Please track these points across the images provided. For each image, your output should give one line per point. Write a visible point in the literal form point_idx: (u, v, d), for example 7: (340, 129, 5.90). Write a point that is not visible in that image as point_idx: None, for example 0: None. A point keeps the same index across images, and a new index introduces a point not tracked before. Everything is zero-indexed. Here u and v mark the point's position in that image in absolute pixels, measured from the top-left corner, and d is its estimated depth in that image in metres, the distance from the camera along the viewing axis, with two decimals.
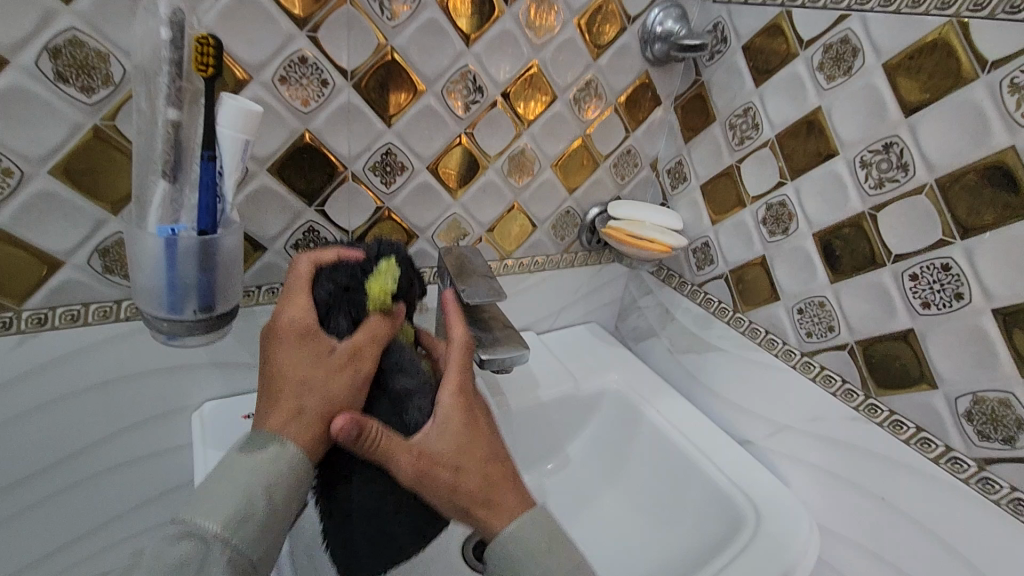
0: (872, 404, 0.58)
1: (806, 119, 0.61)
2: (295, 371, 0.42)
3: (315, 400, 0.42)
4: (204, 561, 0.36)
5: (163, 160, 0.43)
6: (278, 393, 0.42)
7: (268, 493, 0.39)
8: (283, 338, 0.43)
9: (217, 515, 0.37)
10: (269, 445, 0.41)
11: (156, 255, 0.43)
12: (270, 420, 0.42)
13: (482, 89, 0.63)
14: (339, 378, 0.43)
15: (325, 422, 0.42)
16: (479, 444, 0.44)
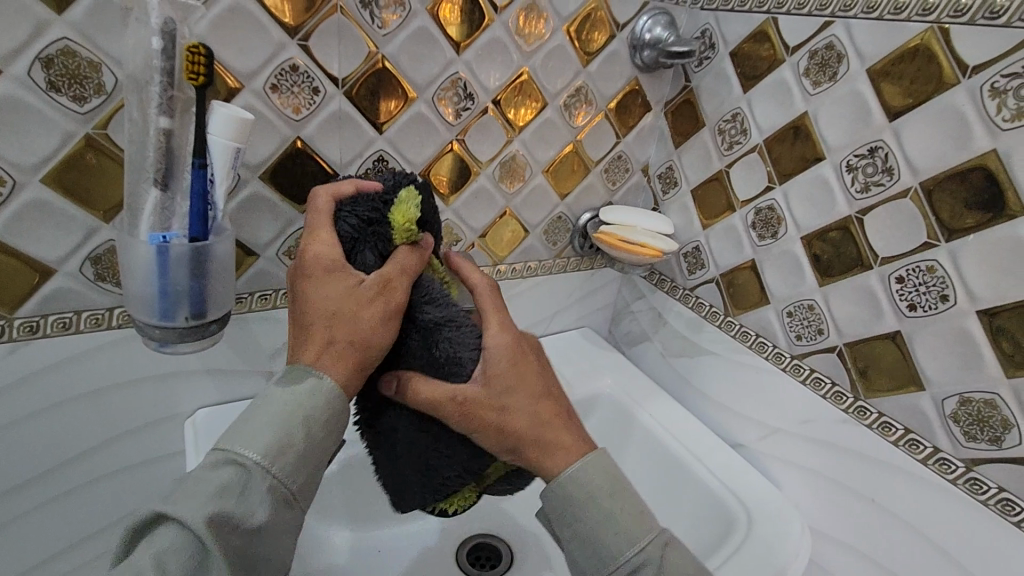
0: (861, 406, 0.59)
1: (793, 124, 0.62)
2: (324, 304, 0.42)
3: (347, 329, 0.42)
4: (245, 489, 0.37)
5: (155, 169, 0.43)
6: (309, 326, 0.42)
7: (306, 425, 0.39)
8: (311, 272, 0.43)
9: (256, 445, 0.38)
10: (308, 377, 0.41)
11: (147, 263, 0.43)
12: (305, 354, 0.42)
13: (473, 96, 0.64)
14: (370, 307, 0.42)
15: (358, 352, 0.42)
16: (525, 384, 0.46)
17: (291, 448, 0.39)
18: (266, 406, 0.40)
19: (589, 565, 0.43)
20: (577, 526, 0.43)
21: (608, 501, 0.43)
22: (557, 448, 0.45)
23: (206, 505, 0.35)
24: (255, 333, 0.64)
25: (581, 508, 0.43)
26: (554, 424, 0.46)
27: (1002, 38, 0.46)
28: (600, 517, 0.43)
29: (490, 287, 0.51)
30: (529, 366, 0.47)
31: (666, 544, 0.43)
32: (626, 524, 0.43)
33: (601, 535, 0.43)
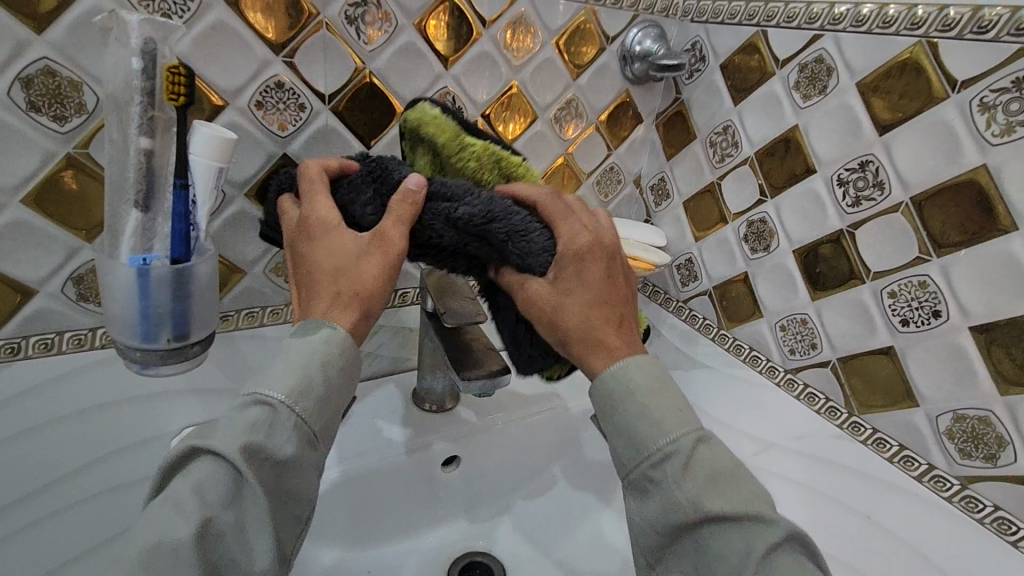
0: (855, 421, 0.58)
1: (784, 137, 0.61)
2: (328, 260, 0.43)
3: (352, 280, 0.43)
4: (273, 425, 0.39)
5: (135, 190, 0.43)
6: (315, 282, 0.43)
7: (323, 363, 0.41)
8: (311, 234, 0.44)
9: (280, 387, 0.40)
10: (320, 330, 0.42)
11: (129, 285, 0.43)
12: (315, 308, 0.43)
13: (462, 110, 0.64)
14: (368, 261, 0.43)
15: (364, 303, 0.43)
16: (589, 288, 0.44)
17: (309, 390, 0.40)
18: (287, 348, 0.42)
19: (627, 459, 0.41)
20: (616, 414, 0.42)
21: (649, 394, 0.42)
22: (611, 348, 0.44)
23: (237, 438, 0.37)
24: (242, 352, 0.63)
25: (621, 400, 0.42)
26: (610, 326, 0.44)
27: (991, 53, 0.46)
28: (638, 408, 0.41)
29: (552, 195, 0.48)
30: (593, 267, 0.45)
31: (700, 442, 0.40)
32: (664, 415, 0.41)
33: (637, 424, 0.41)
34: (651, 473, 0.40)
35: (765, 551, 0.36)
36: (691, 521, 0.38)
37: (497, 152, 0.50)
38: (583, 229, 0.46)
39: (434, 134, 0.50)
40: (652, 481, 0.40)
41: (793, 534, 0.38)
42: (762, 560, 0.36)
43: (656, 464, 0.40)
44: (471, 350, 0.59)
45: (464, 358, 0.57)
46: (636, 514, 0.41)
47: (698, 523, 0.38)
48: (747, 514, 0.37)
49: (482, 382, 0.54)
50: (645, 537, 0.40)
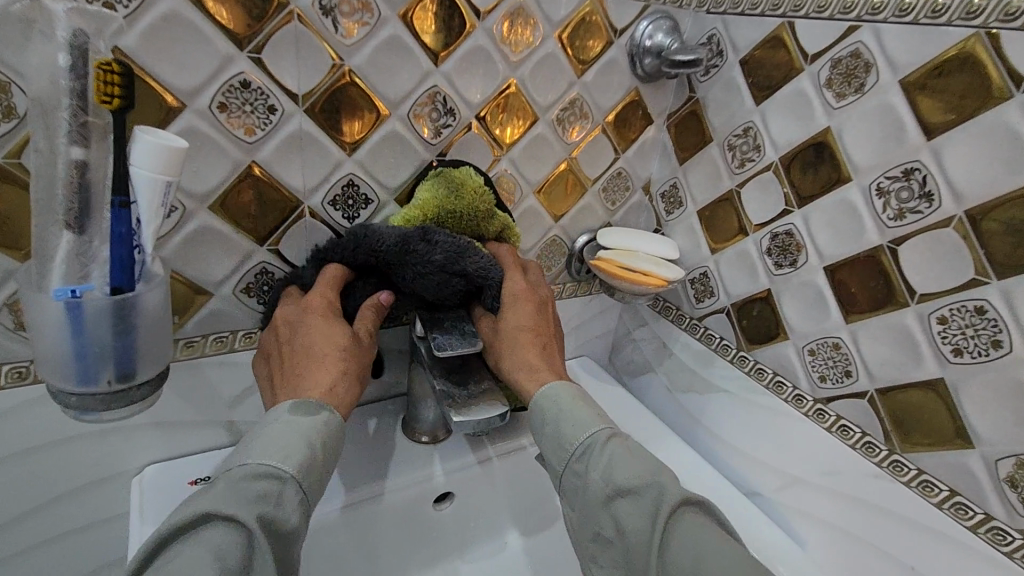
0: (896, 461, 0.52)
1: (814, 141, 0.55)
2: (339, 337, 0.46)
3: (354, 365, 0.46)
4: (280, 498, 0.37)
5: (66, 209, 0.36)
6: (320, 360, 0.45)
7: (324, 440, 0.41)
8: (322, 312, 0.48)
9: (288, 459, 0.38)
10: (322, 411, 0.42)
11: (58, 322, 0.37)
12: (315, 387, 0.44)
13: (454, 111, 0.57)
14: (365, 352, 0.48)
15: (359, 386, 0.47)
16: (525, 319, 0.52)
17: (311, 461, 0.40)
18: (282, 425, 0.40)
19: (558, 459, 0.45)
20: (545, 423, 0.47)
21: (568, 402, 0.47)
22: (535, 368, 0.50)
23: (250, 510, 0.35)
24: (211, 380, 0.57)
25: (548, 410, 0.47)
26: (536, 351, 0.51)
27: None
28: (562, 411, 0.47)
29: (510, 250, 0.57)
30: (528, 304, 0.53)
31: (614, 436, 0.45)
32: (584, 419, 0.46)
33: (561, 426, 0.46)
34: (576, 467, 0.44)
35: (669, 509, 0.39)
36: (609, 499, 0.42)
37: (511, 225, 0.59)
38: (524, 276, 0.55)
39: (478, 202, 0.56)
40: (580, 474, 0.44)
41: (686, 499, 0.41)
42: (667, 523, 0.39)
43: (580, 457, 0.44)
44: (467, 381, 0.52)
45: (454, 390, 0.51)
46: (574, 516, 0.44)
47: (612, 498, 0.42)
48: (645, 484, 0.41)
49: (477, 420, 0.48)
50: (584, 532, 0.44)
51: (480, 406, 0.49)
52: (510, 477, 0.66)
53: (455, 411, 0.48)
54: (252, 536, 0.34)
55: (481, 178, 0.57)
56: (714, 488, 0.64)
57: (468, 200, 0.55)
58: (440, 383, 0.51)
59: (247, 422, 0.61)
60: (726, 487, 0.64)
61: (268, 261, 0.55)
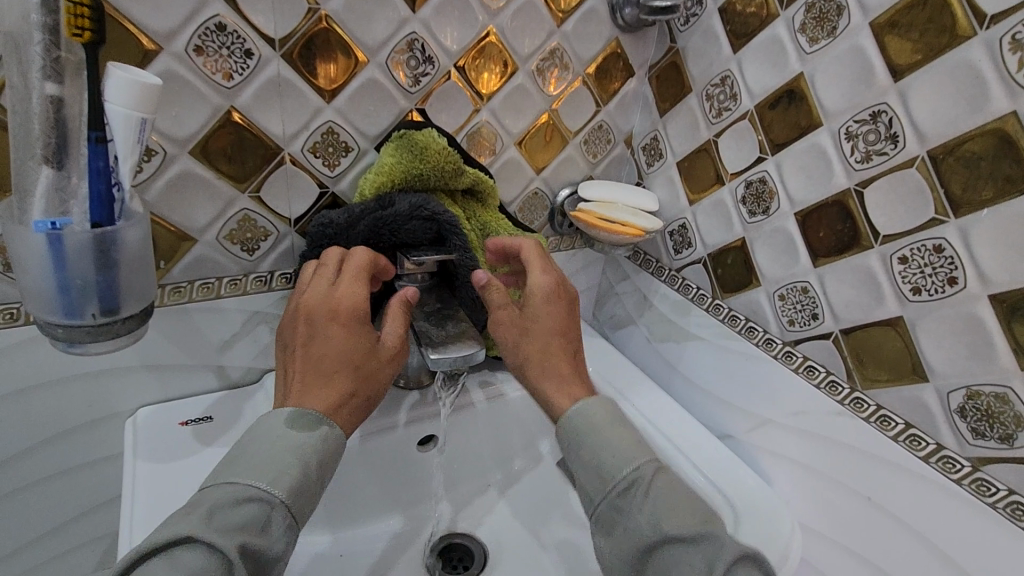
0: (857, 398, 0.54)
1: (788, 87, 0.55)
2: (350, 355, 0.47)
3: (368, 384, 0.48)
4: (267, 524, 0.38)
5: (43, 144, 0.37)
6: (331, 376, 0.46)
7: (319, 460, 0.43)
8: (338, 321, 0.48)
9: (277, 483, 0.40)
10: (322, 425, 0.44)
11: (41, 254, 0.38)
12: (325, 405, 0.45)
13: (432, 60, 0.58)
14: (384, 369, 0.49)
15: (365, 404, 0.48)
16: (555, 320, 0.53)
17: (301, 484, 0.41)
18: (274, 443, 0.42)
19: (595, 491, 0.43)
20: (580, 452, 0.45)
21: (605, 425, 0.46)
22: (566, 382, 0.50)
23: (234, 537, 0.36)
24: (199, 325, 0.59)
25: (586, 436, 0.45)
26: (565, 360, 0.51)
27: None
28: (600, 443, 0.44)
29: (530, 245, 0.58)
30: (558, 303, 0.53)
31: (660, 471, 0.43)
32: (621, 449, 0.44)
33: (600, 454, 0.44)
34: (618, 502, 0.42)
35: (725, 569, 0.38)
36: (655, 544, 0.40)
37: (483, 177, 0.61)
38: (553, 272, 0.55)
39: (443, 163, 0.58)
40: (620, 510, 0.42)
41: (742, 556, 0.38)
42: None
43: (623, 492, 0.42)
44: (444, 323, 0.54)
45: (432, 331, 0.53)
46: (606, 551, 0.43)
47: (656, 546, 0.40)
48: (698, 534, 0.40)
49: (453, 357, 0.50)
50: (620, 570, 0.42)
51: (457, 345, 0.51)
52: (492, 423, 0.68)
53: (432, 350, 0.50)
54: (234, 562, 0.35)
55: (444, 139, 0.58)
56: (687, 430, 0.67)
57: (432, 162, 0.57)
58: (423, 323, 0.54)
59: (236, 367, 0.63)
60: (700, 430, 0.67)
61: (251, 208, 0.56)
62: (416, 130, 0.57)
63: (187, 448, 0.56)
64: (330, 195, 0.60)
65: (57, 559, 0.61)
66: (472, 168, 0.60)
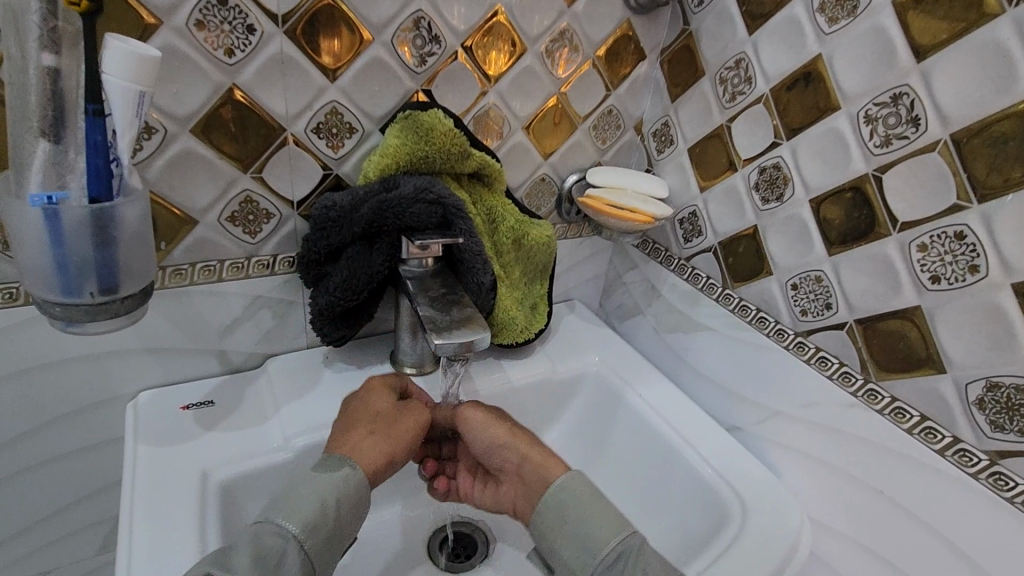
0: (871, 389, 0.53)
1: (805, 69, 0.54)
2: (373, 409, 0.53)
3: (388, 431, 0.51)
4: (282, 559, 0.40)
5: (38, 116, 0.36)
6: (356, 424, 0.51)
7: (339, 499, 0.44)
8: (367, 390, 0.55)
9: (293, 518, 0.41)
10: (342, 464, 0.46)
11: (38, 230, 0.37)
12: (345, 446, 0.49)
13: (439, 39, 0.56)
14: (405, 423, 0.53)
15: (387, 452, 0.50)
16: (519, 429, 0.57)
17: (319, 520, 0.42)
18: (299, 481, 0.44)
19: (582, 562, 0.45)
20: (565, 522, 0.47)
21: (586, 497, 0.47)
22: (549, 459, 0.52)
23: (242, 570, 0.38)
24: (200, 309, 0.58)
25: (570, 509, 0.47)
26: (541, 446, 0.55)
27: None
28: (583, 515, 0.46)
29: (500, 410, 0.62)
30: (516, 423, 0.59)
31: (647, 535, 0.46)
32: (604, 522, 0.46)
33: (584, 529, 0.46)
34: (607, 573, 0.44)
35: None
36: None
37: (490, 161, 0.59)
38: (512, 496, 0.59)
39: (449, 146, 0.56)
40: None
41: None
42: None
43: (613, 563, 0.44)
44: (449, 308, 0.53)
45: (437, 316, 0.52)
46: None
47: None
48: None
49: (457, 342, 0.49)
50: None
51: (462, 331, 0.50)
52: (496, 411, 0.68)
53: (437, 335, 0.49)
54: None
55: (451, 120, 0.56)
56: (695, 421, 0.66)
57: (437, 144, 0.55)
58: (428, 309, 0.53)
59: (239, 352, 0.63)
60: (708, 422, 0.66)
61: (253, 190, 0.55)
62: (421, 111, 0.55)
63: (187, 432, 0.55)
64: (334, 177, 0.58)
65: (58, 541, 0.61)
66: (478, 151, 0.59)
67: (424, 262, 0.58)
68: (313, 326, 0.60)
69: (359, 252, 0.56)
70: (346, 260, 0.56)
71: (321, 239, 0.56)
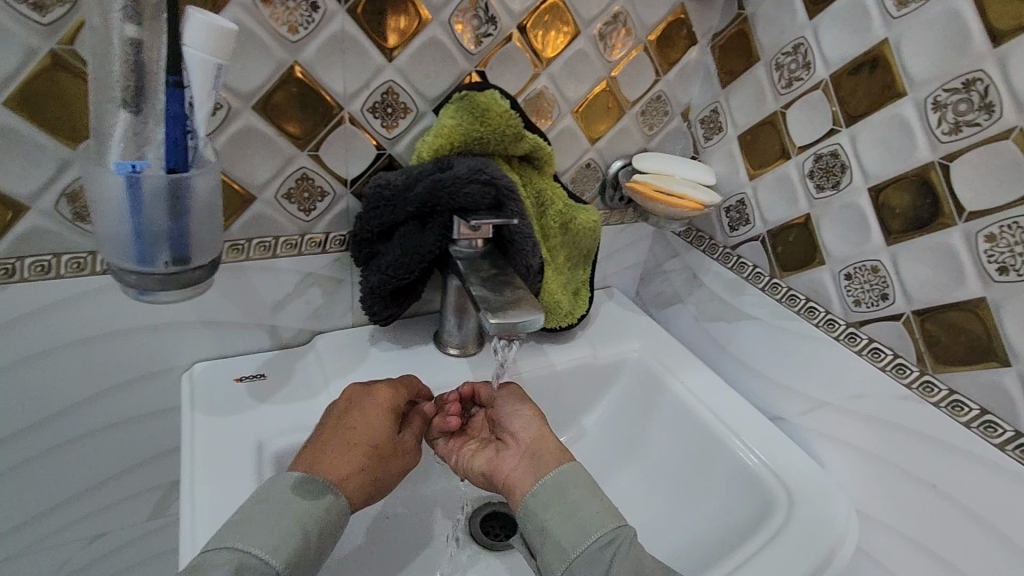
0: (927, 381, 0.52)
1: (869, 55, 0.53)
2: (372, 434, 0.50)
3: (379, 469, 0.49)
4: None
5: (122, 87, 0.37)
6: (352, 448, 0.48)
7: (320, 530, 0.43)
8: (368, 405, 0.52)
9: (275, 551, 0.40)
10: (326, 499, 0.44)
11: (118, 198, 0.38)
12: (331, 471, 0.46)
13: (495, 20, 0.56)
14: (395, 462, 0.51)
15: (369, 491, 0.48)
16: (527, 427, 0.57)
17: (300, 553, 0.41)
18: (280, 506, 0.42)
19: (570, 545, 0.44)
20: (560, 502, 0.47)
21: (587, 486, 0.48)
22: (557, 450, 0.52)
23: None
24: (255, 284, 0.59)
25: (562, 493, 0.47)
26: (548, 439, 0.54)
27: None
28: (581, 498, 0.47)
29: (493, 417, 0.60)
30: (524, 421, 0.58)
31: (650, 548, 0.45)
32: (604, 508, 0.46)
33: (576, 513, 0.46)
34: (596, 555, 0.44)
35: None
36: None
37: (542, 144, 0.60)
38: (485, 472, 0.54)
39: (504, 127, 0.56)
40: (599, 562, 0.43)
41: None
42: None
43: (604, 549, 0.44)
44: (502, 289, 0.53)
45: (490, 297, 0.52)
46: None
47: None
48: None
49: (513, 321, 0.49)
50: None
51: (516, 311, 0.50)
52: (538, 394, 0.68)
53: (492, 314, 0.50)
54: None
55: (507, 102, 0.56)
56: (737, 411, 0.65)
57: (493, 125, 0.56)
58: (484, 289, 0.53)
59: (288, 329, 0.64)
60: (751, 412, 0.66)
61: (309, 167, 0.56)
62: (478, 93, 0.56)
63: (239, 404, 0.57)
64: (386, 157, 0.59)
65: (115, 504, 0.64)
66: (532, 134, 0.59)
67: (475, 243, 0.58)
68: (362, 304, 0.60)
69: (411, 231, 0.57)
70: (398, 239, 0.57)
71: (374, 217, 0.56)
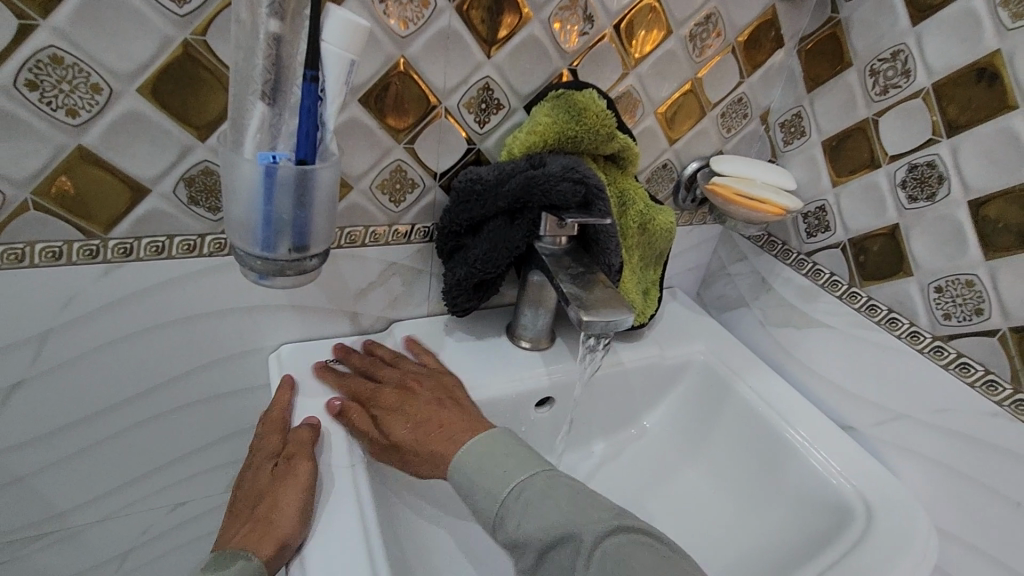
0: (1019, 400, 0.52)
1: (977, 66, 0.53)
2: (255, 491, 0.49)
3: (270, 509, 0.46)
4: None
5: (263, 79, 0.39)
6: (244, 513, 0.47)
7: None
8: (253, 465, 0.51)
9: None
10: (236, 558, 0.43)
11: (253, 185, 0.40)
12: (233, 540, 0.45)
13: (592, 19, 0.57)
14: (284, 491, 0.47)
15: (272, 528, 0.45)
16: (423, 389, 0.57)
17: None
18: None
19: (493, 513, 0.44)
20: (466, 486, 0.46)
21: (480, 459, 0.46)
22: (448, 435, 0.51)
23: None
24: (343, 271, 0.61)
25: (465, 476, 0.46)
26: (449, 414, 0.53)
27: None
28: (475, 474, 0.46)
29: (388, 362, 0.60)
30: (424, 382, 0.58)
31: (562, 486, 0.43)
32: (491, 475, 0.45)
33: (479, 484, 0.45)
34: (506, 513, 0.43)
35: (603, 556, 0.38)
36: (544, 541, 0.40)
37: (630, 144, 0.60)
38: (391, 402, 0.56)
39: (598, 126, 0.57)
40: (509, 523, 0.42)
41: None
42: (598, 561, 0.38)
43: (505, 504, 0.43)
44: (591, 287, 0.54)
45: (581, 295, 0.53)
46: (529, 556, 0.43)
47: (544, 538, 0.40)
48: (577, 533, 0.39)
49: (604, 320, 0.50)
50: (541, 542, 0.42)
51: (607, 309, 0.51)
52: (605, 391, 0.69)
53: (584, 312, 0.50)
54: None
55: (603, 102, 0.57)
56: (809, 418, 0.65)
57: (588, 124, 0.57)
58: (572, 287, 0.54)
59: (368, 316, 0.65)
60: (823, 421, 0.65)
61: (404, 159, 0.57)
62: (573, 92, 0.57)
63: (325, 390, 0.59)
64: (475, 152, 0.60)
65: (195, 476, 0.66)
66: (622, 134, 0.60)
67: (561, 240, 0.59)
68: (444, 296, 0.62)
69: (501, 227, 0.57)
70: (487, 233, 0.58)
71: (464, 211, 0.58)
